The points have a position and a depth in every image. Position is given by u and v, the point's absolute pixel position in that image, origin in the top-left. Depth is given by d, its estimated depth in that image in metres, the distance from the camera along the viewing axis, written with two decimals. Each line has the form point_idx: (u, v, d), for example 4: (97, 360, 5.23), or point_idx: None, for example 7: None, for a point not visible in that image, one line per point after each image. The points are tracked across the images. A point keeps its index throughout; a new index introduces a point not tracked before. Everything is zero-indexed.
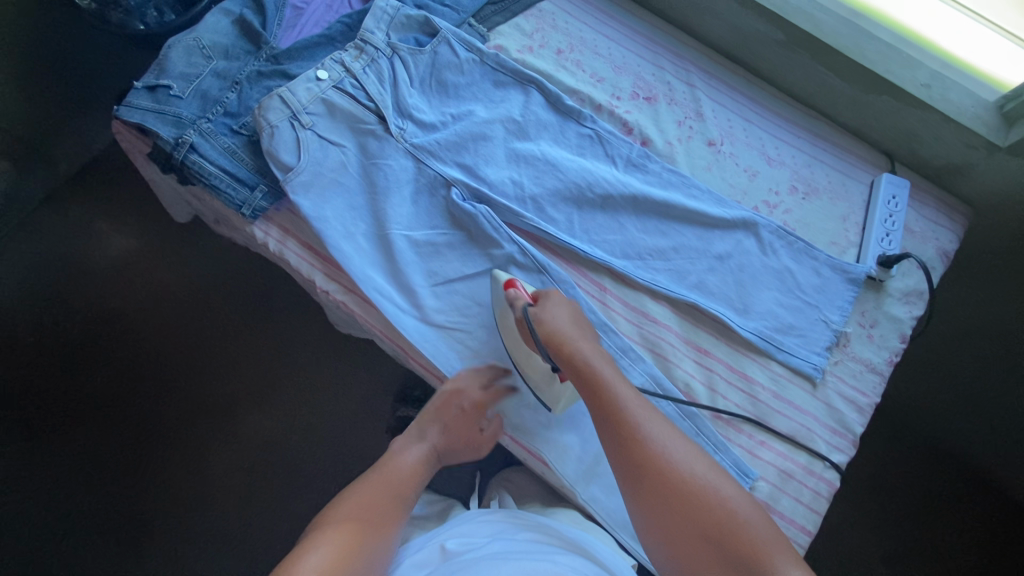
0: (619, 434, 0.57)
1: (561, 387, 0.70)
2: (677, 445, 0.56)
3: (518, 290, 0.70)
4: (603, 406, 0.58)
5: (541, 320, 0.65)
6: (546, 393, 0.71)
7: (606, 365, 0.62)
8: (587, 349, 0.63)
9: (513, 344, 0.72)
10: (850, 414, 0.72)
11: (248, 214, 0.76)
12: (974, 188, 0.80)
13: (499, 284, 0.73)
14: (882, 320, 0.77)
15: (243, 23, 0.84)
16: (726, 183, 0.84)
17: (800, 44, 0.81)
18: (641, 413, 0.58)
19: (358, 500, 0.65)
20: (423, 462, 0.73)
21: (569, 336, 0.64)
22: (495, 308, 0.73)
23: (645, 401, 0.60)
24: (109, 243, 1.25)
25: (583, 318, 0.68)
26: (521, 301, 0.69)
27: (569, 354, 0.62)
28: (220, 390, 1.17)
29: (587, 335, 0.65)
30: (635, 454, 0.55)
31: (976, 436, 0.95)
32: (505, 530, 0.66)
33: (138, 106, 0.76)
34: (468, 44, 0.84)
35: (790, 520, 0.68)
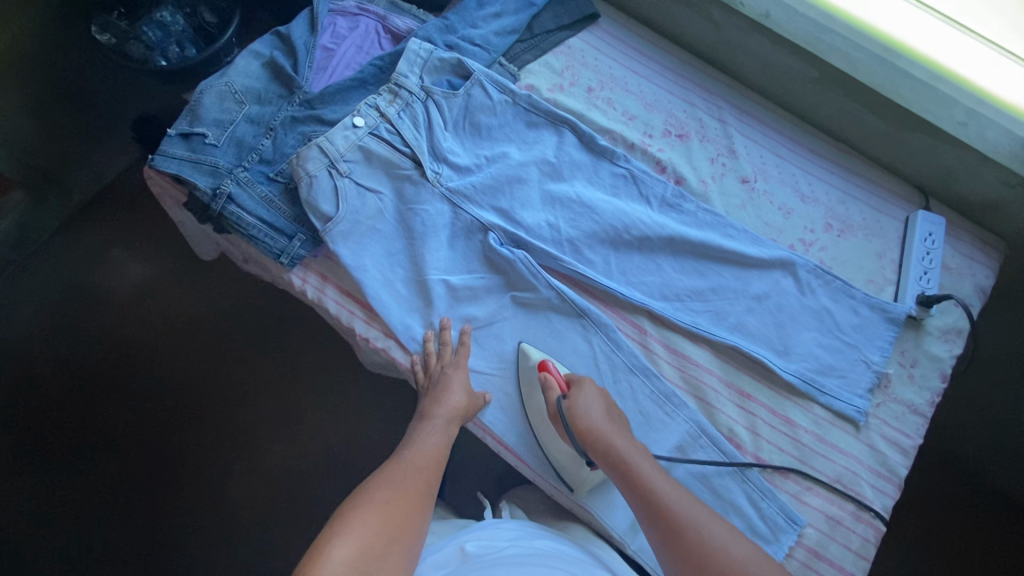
0: (661, 525, 0.60)
1: (590, 473, 0.71)
2: (718, 531, 0.59)
3: (550, 374, 0.72)
4: (641, 498, 0.62)
5: (576, 415, 0.67)
6: (571, 476, 0.72)
7: (641, 456, 0.65)
8: (621, 443, 0.65)
9: (543, 430, 0.74)
10: (894, 457, 0.72)
11: (287, 262, 0.76)
12: (1012, 225, 0.80)
13: (532, 363, 0.75)
14: (922, 360, 0.76)
15: (274, 65, 0.84)
16: (762, 222, 0.84)
17: (834, 81, 0.82)
18: (680, 506, 0.60)
19: (381, 488, 0.60)
20: (443, 445, 0.69)
21: (602, 431, 0.66)
22: (523, 387, 0.76)
23: (680, 490, 0.63)
24: (127, 270, 1.24)
25: (615, 409, 0.71)
26: (554, 390, 0.71)
27: (605, 452, 0.65)
28: (242, 419, 1.15)
29: (620, 427, 0.68)
30: (679, 545, 0.58)
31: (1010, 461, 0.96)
32: (521, 537, 0.65)
33: (174, 156, 0.76)
34: (501, 85, 0.84)
35: (839, 567, 0.68)
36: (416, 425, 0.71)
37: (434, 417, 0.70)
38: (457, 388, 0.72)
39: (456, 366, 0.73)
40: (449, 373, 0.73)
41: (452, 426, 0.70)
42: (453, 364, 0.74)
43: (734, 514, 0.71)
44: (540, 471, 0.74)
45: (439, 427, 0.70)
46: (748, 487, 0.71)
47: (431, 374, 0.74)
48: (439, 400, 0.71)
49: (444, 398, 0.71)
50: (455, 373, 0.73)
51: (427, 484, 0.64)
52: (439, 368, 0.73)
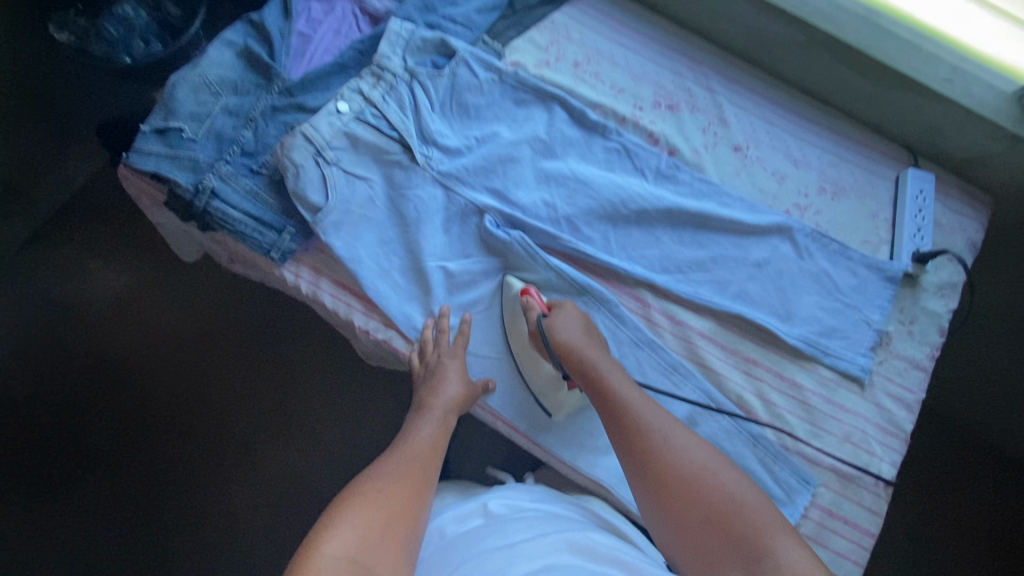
0: (623, 428, 0.61)
1: (567, 393, 0.73)
2: (682, 442, 0.59)
3: (532, 298, 0.72)
4: (609, 404, 0.63)
5: (555, 332, 0.68)
6: (550, 400, 0.73)
7: (613, 369, 0.66)
8: (594, 354, 0.67)
9: (522, 352, 0.74)
10: (900, 413, 0.73)
11: (278, 257, 0.74)
12: (998, 177, 0.82)
13: (515, 290, 0.75)
14: (920, 316, 0.77)
15: (249, 53, 0.81)
16: (757, 189, 0.83)
17: (820, 44, 0.81)
18: (645, 414, 0.61)
19: (378, 478, 0.57)
20: (439, 435, 0.67)
21: (578, 347, 0.67)
22: (506, 314, 0.76)
23: (645, 398, 0.64)
24: (103, 280, 1.19)
25: (593, 328, 0.71)
26: (535, 310, 0.71)
27: (576, 362, 0.66)
28: (236, 424, 1.11)
29: (595, 342, 0.68)
30: (633, 442, 0.60)
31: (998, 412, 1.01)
32: (544, 499, 0.65)
33: (149, 152, 0.73)
34: (487, 64, 0.82)
35: (854, 524, 0.69)
36: (413, 417, 0.69)
37: (430, 407, 0.68)
38: (452, 374, 0.70)
39: (453, 355, 0.71)
40: (450, 360, 0.71)
41: (450, 415, 0.68)
42: (450, 353, 0.72)
43: (747, 479, 0.71)
44: (552, 450, 0.73)
45: (436, 418, 0.68)
46: (760, 452, 0.72)
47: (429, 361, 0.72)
48: (435, 391, 0.69)
49: (442, 386, 0.69)
50: (450, 362, 0.71)
51: (425, 472, 0.61)
52: (436, 357, 0.72)
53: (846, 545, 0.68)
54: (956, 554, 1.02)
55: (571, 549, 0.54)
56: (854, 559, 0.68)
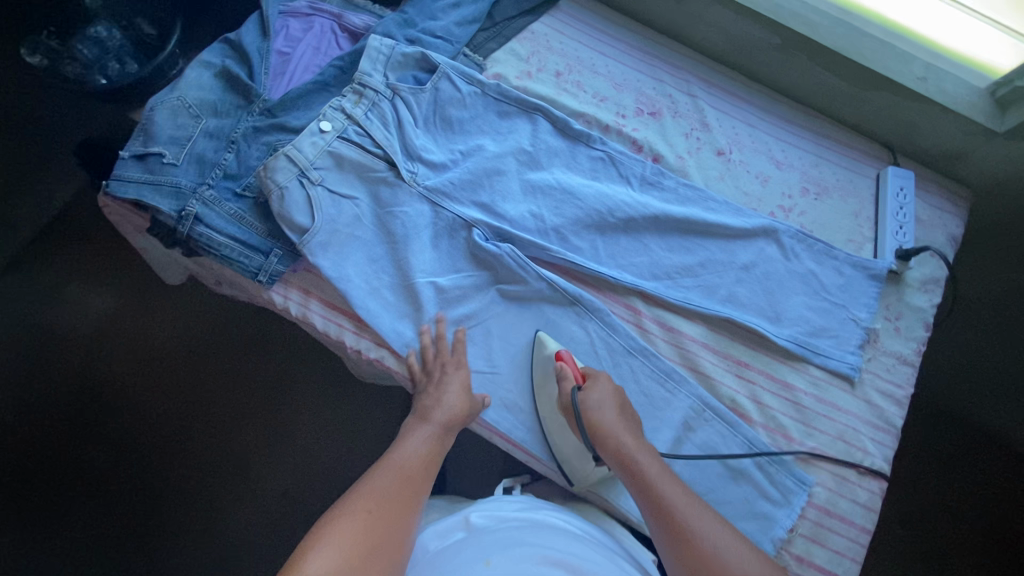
0: (667, 527, 0.58)
1: (594, 470, 0.70)
2: (729, 547, 0.56)
3: (567, 365, 0.71)
4: (652, 499, 0.60)
5: (589, 410, 0.66)
6: (574, 470, 0.71)
7: (650, 457, 0.63)
8: (632, 442, 0.64)
9: (551, 421, 0.72)
10: (890, 409, 0.74)
11: (265, 280, 0.73)
12: (975, 171, 0.84)
13: (548, 352, 0.73)
14: (906, 312, 0.79)
15: (228, 74, 0.80)
16: (741, 191, 0.84)
17: (797, 47, 0.82)
18: (689, 511, 0.58)
19: (365, 497, 0.58)
20: (433, 450, 0.66)
21: (614, 431, 0.65)
22: (536, 375, 0.74)
23: (686, 492, 0.61)
24: (86, 305, 1.16)
25: (628, 408, 0.69)
26: (569, 382, 0.69)
27: (613, 447, 0.64)
28: (229, 446, 1.10)
29: (630, 426, 0.66)
30: (678, 540, 0.56)
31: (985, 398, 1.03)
32: (530, 507, 0.64)
33: (129, 179, 0.71)
34: (469, 77, 0.82)
35: (851, 521, 0.70)
36: (411, 426, 0.69)
37: (427, 420, 0.68)
38: (452, 388, 0.70)
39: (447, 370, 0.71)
40: (444, 376, 0.71)
41: (448, 431, 0.68)
42: (454, 364, 0.72)
43: (744, 482, 0.72)
44: (550, 463, 0.73)
45: (432, 433, 0.67)
46: (756, 454, 0.72)
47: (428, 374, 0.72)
48: (437, 401, 0.68)
49: (441, 400, 0.68)
50: (453, 378, 0.70)
51: (416, 487, 0.61)
52: (433, 370, 0.71)
53: (844, 543, 0.69)
54: (951, 542, 1.03)
55: (546, 558, 0.53)
56: (852, 556, 0.69)
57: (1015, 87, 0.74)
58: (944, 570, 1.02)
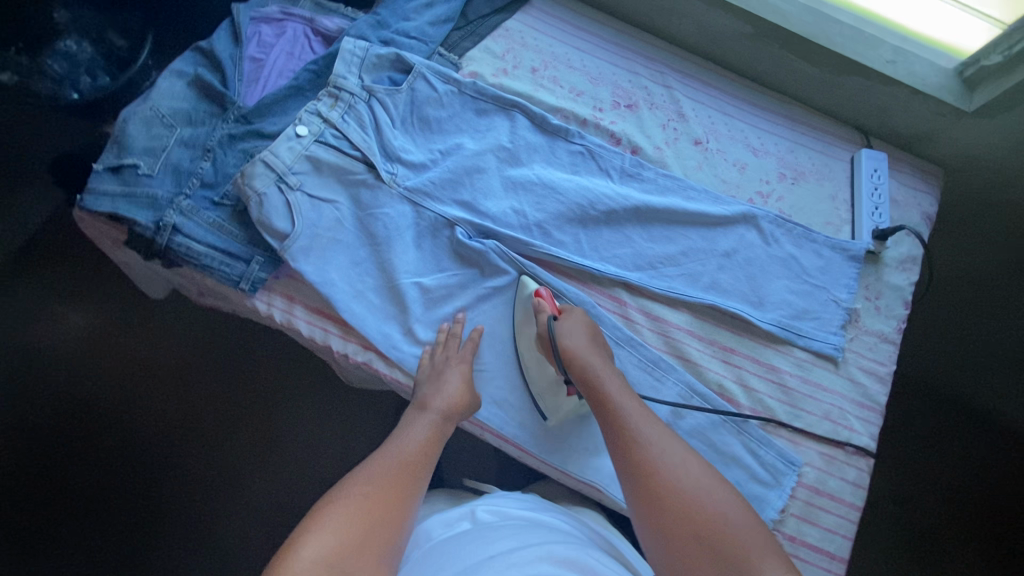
0: (621, 436, 0.60)
1: (566, 398, 0.72)
2: (678, 457, 0.58)
3: (545, 300, 0.73)
4: (609, 411, 0.62)
5: (562, 336, 0.69)
6: (548, 403, 0.73)
7: (613, 376, 0.66)
8: (599, 364, 0.66)
9: (528, 355, 0.74)
10: (874, 386, 0.76)
11: (248, 288, 0.73)
12: (946, 150, 0.86)
13: (527, 292, 0.76)
14: (885, 291, 0.80)
15: (201, 83, 0.79)
16: (720, 179, 0.85)
17: (767, 35, 0.83)
18: (644, 425, 0.61)
19: (362, 481, 0.57)
20: (432, 436, 0.65)
21: (582, 353, 0.67)
22: (516, 313, 0.76)
23: (643, 408, 0.63)
24: (68, 323, 1.14)
25: (599, 335, 0.71)
26: (545, 312, 0.72)
27: (579, 366, 0.67)
28: (222, 457, 1.09)
29: (599, 351, 0.69)
30: (629, 447, 0.59)
31: (961, 373, 1.07)
32: (535, 508, 0.64)
33: (105, 193, 0.71)
34: (445, 76, 0.82)
35: (841, 499, 0.71)
36: (410, 415, 0.68)
37: (427, 408, 0.67)
38: (452, 379, 0.70)
39: (440, 372, 0.70)
40: (436, 374, 0.70)
41: (447, 419, 0.67)
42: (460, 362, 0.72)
43: (734, 465, 0.73)
44: (544, 458, 0.73)
45: (432, 420, 0.66)
46: (745, 439, 0.73)
47: (432, 362, 0.72)
48: (437, 391, 0.68)
49: (441, 390, 0.68)
50: (453, 371, 0.70)
51: (415, 472, 0.60)
52: (439, 361, 0.72)
53: (835, 521, 0.70)
54: (945, 518, 1.05)
55: (551, 556, 0.52)
56: (843, 533, 0.70)
57: (981, 66, 0.76)
58: (937, 543, 1.04)
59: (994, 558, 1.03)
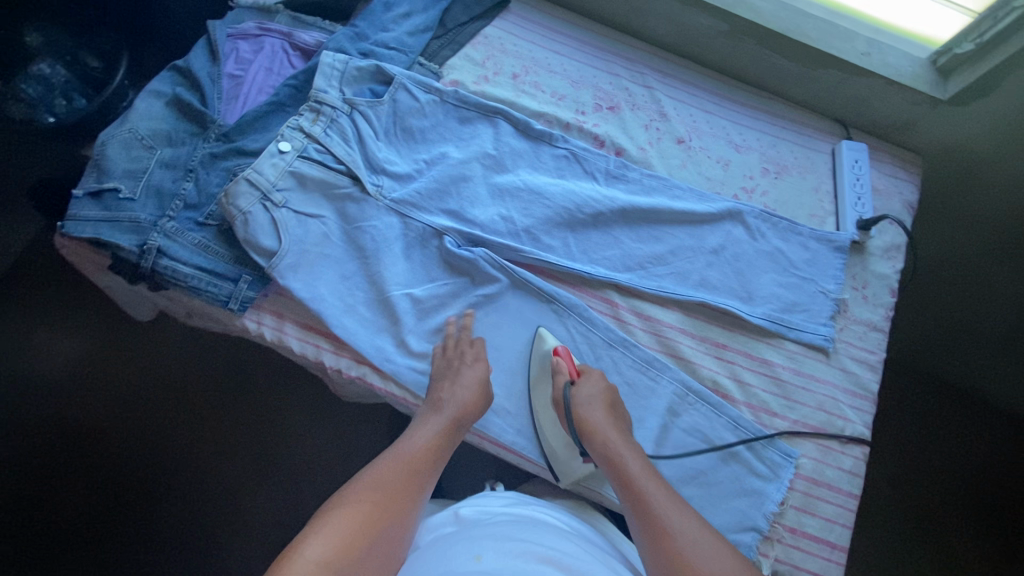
0: (639, 511, 0.58)
1: (580, 464, 0.72)
2: (697, 535, 0.55)
3: (562, 359, 0.73)
4: (631, 490, 0.60)
5: (579, 403, 0.68)
6: (561, 463, 0.72)
7: (633, 450, 0.65)
8: (617, 435, 0.66)
9: (544, 417, 0.73)
10: (865, 375, 0.76)
11: (237, 307, 0.72)
12: (923, 140, 0.87)
13: (544, 344, 0.75)
14: (871, 280, 0.81)
15: (179, 102, 0.79)
16: (704, 177, 0.86)
17: (744, 33, 0.84)
18: (663, 501, 0.58)
19: (370, 484, 0.58)
20: (443, 441, 0.65)
21: (600, 424, 0.67)
22: (528, 368, 0.76)
23: (665, 483, 0.61)
24: (57, 350, 1.12)
25: (619, 405, 0.71)
26: (562, 376, 0.72)
27: (597, 436, 0.66)
28: (219, 478, 1.07)
29: (619, 422, 0.68)
30: (648, 523, 0.57)
31: (944, 355, 1.11)
32: (518, 502, 0.65)
33: (87, 218, 0.70)
34: (426, 86, 0.82)
35: (838, 488, 0.72)
36: (423, 414, 0.67)
37: (441, 410, 0.66)
38: (467, 383, 0.69)
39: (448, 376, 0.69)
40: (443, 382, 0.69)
41: (460, 424, 0.67)
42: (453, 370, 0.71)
43: (732, 461, 0.73)
44: (543, 463, 0.73)
45: (443, 423, 0.66)
46: (742, 434, 0.74)
47: (449, 359, 0.71)
48: (452, 392, 0.68)
49: (456, 394, 0.68)
50: (470, 368, 0.70)
51: (422, 479, 0.61)
52: (450, 362, 0.71)
53: (833, 510, 0.71)
54: (942, 500, 1.08)
55: (536, 555, 0.52)
56: (842, 522, 0.70)
57: (953, 55, 0.77)
58: (936, 525, 1.06)
59: (995, 537, 1.05)
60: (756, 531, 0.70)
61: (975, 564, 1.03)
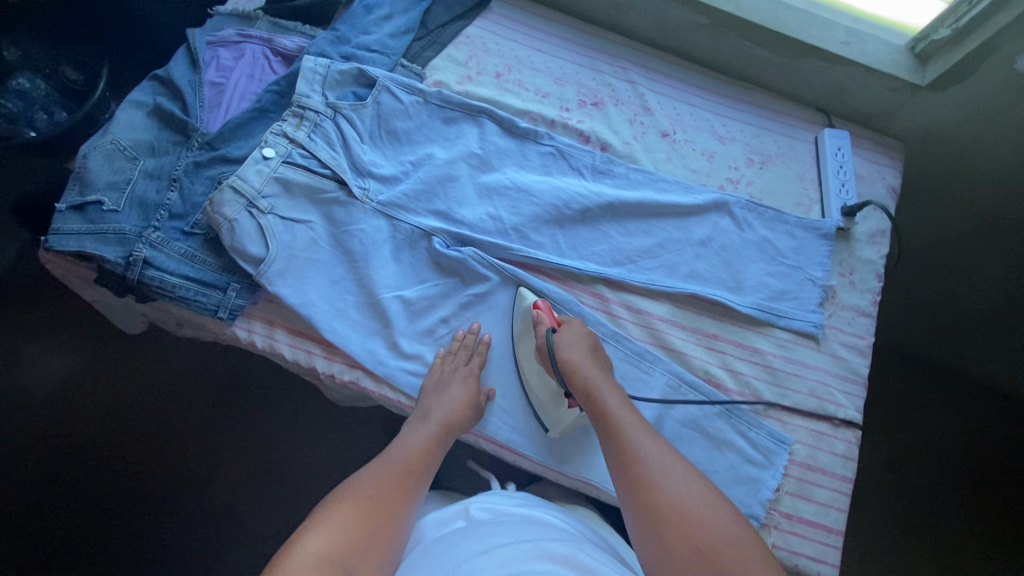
0: (619, 453, 0.59)
1: (566, 411, 0.70)
2: (675, 472, 0.56)
3: (543, 312, 0.73)
4: (610, 428, 0.61)
5: (562, 349, 0.68)
6: (550, 415, 0.71)
7: (613, 392, 0.65)
8: (597, 378, 0.66)
9: (528, 367, 0.74)
10: (855, 359, 0.77)
11: (226, 316, 0.71)
12: (904, 124, 0.88)
13: (526, 302, 0.75)
14: (858, 265, 0.82)
15: (161, 112, 0.78)
16: (690, 169, 0.86)
17: (724, 25, 0.84)
18: (642, 441, 0.59)
19: (363, 487, 0.59)
20: (432, 448, 0.66)
21: (581, 370, 0.66)
22: (516, 323, 0.76)
23: (643, 424, 0.62)
24: (46, 367, 1.10)
25: (600, 351, 0.70)
26: (544, 325, 0.71)
27: (578, 380, 0.66)
28: (216, 489, 1.06)
29: (600, 366, 0.68)
30: (629, 462, 0.58)
31: (933, 336, 1.13)
32: (528, 503, 0.65)
33: (70, 232, 0.69)
34: (409, 87, 0.82)
35: (833, 473, 0.72)
36: (410, 425, 0.68)
37: (429, 418, 0.68)
38: (456, 392, 0.70)
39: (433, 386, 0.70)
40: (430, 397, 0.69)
41: (448, 433, 0.68)
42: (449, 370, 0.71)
43: (727, 449, 0.74)
44: (540, 460, 0.72)
45: (432, 432, 0.67)
46: (736, 423, 0.74)
47: (434, 376, 0.71)
48: (440, 399, 0.69)
49: (443, 402, 0.68)
50: (459, 386, 0.70)
51: (413, 483, 0.62)
52: (438, 375, 0.71)
53: (829, 495, 0.71)
54: (935, 479, 1.09)
55: (547, 552, 0.52)
56: (838, 506, 0.71)
57: (933, 40, 0.78)
58: (930, 505, 1.07)
59: (990, 513, 1.07)
60: (753, 518, 0.70)
61: (971, 541, 1.05)
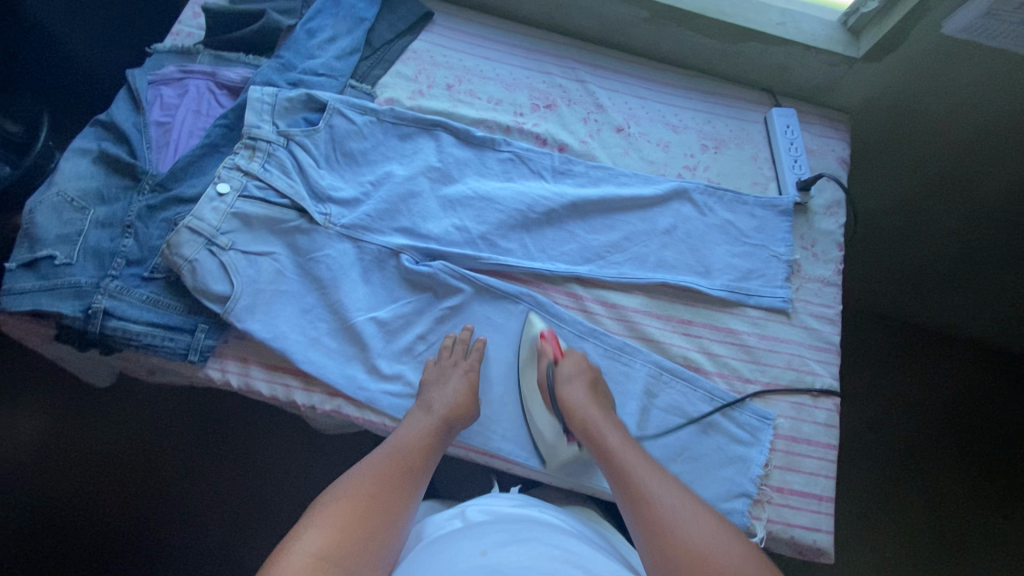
0: (626, 491, 0.59)
1: (566, 447, 0.72)
2: (684, 507, 0.56)
3: (548, 343, 0.74)
4: (615, 464, 0.62)
5: (563, 387, 0.70)
6: (546, 447, 0.72)
7: (615, 430, 0.66)
8: (600, 417, 0.67)
9: (529, 397, 0.74)
10: (826, 329, 0.79)
11: (197, 358, 0.70)
12: (846, 97, 0.90)
13: (533, 330, 0.76)
14: (818, 237, 0.84)
15: (107, 157, 0.76)
16: (648, 161, 0.87)
17: (664, 17, 0.86)
18: (649, 477, 0.60)
19: (361, 478, 0.59)
20: (435, 440, 0.65)
21: (584, 411, 0.67)
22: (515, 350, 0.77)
23: (648, 459, 0.63)
24: (16, 429, 1.06)
25: (601, 387, 0.72)
26: (547, 358, 0.74)
27: (581, 420, 0.67)
28: (208, 534, 1.03)
29: (603, 404, 0.69)
30: (636, 499, 0.58)
31: (896, 294, 1.18)
32: (526, 504, 0.65)
33: (23, 290, 0.67)
34: (360, 108, 0.82)
35: (817, 442, 0.74)
36: (412, 415, 0.67)
37: (430, 409, 0.67)
38: (457, 385, 0.69)
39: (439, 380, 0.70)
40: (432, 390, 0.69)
41: (450, 424, 0.67)
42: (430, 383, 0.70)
43: (714, 431, 0.75)
44: (530, 465, 0.72)
45: (433, 424, 0.66)
46: (719, 404, 0.75)
47: (442, 364, 0.72)
48: (438, 391, 0.68)
49: (443, 393, 0.68)
50: (459, 378, 0.70)
51: (415, 475, 0.61)
52: (439, 370, 0.71)
53: (816, 464, 0.73)
54: (919, 433, 1.13)
55: (544, 552, 0.52)
56: (826, 474, 0.72)
57: (861, 14, 0.81)
58: (919, 461, 1.11)
59: (970, 458, 1.11)
60: (746, 496, 0.71)
61: (956, 487, 1.09)
